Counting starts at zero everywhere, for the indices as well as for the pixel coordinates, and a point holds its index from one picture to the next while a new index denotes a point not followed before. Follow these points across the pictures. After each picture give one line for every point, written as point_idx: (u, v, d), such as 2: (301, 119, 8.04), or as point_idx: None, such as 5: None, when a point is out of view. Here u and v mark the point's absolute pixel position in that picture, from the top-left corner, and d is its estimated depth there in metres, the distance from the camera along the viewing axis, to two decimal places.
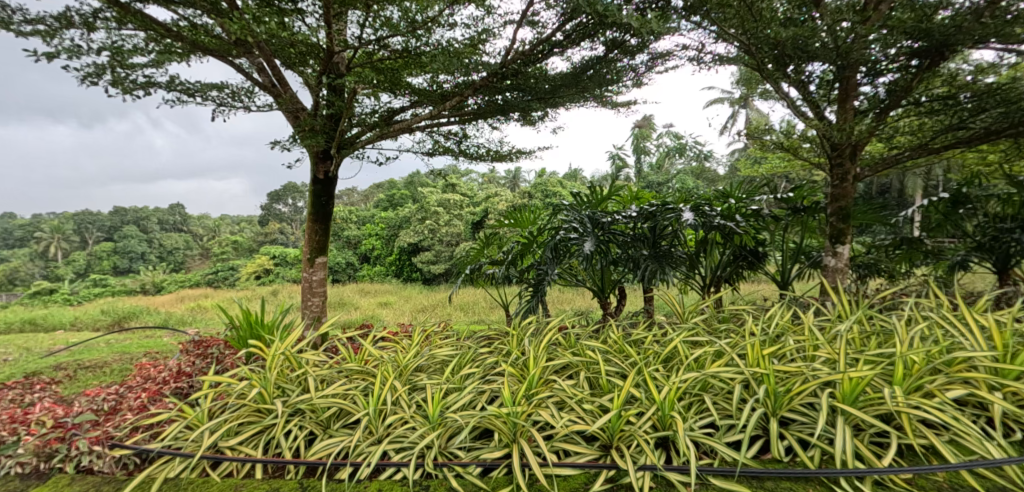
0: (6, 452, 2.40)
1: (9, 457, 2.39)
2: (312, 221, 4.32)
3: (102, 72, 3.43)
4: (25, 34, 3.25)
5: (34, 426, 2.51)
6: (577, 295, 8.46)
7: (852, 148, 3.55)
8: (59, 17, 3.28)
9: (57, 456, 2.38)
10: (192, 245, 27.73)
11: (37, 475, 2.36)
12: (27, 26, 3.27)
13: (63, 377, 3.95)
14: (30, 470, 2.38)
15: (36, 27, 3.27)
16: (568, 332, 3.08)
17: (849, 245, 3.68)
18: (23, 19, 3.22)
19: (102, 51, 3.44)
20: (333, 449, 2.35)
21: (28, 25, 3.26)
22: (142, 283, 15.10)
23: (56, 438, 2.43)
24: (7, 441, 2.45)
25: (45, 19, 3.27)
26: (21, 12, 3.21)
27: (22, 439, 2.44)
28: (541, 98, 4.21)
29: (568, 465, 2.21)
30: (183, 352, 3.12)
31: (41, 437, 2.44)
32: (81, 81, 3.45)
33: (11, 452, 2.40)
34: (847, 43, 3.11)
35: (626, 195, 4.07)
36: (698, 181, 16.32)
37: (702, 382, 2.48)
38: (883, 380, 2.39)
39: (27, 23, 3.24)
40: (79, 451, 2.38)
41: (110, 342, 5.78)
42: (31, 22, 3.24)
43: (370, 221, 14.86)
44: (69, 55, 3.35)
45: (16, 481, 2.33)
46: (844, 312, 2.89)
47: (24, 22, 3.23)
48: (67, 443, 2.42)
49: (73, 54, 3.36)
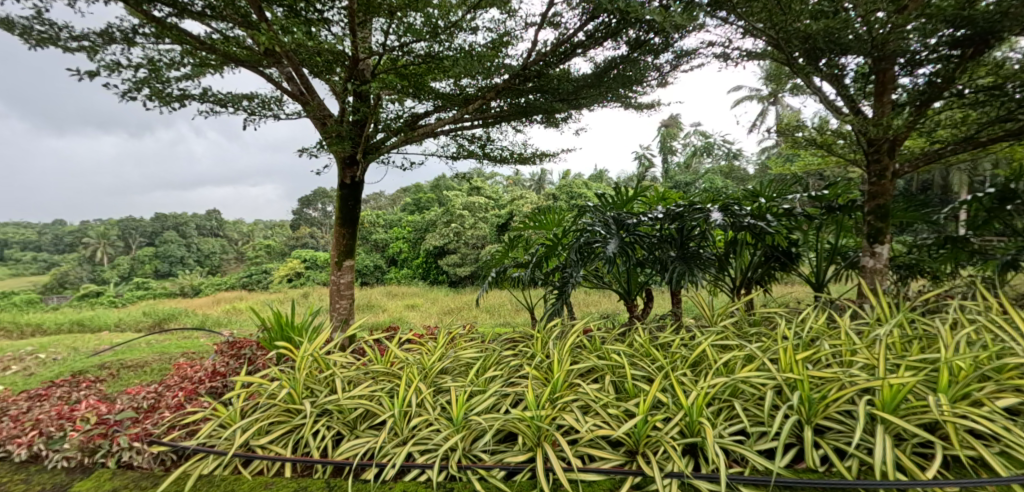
0: (53, 447, 2.47)
1: (56, 451, 2.45)
2: (340, 225, 4.36)
3: (141, 87, 3.49)
4: (71, 50, 3.33)
5: (78, 422, 2.56)
6: (604, 297, 8.36)
7: (890, 143, 3.38)
8: (102, 34, 3.36)
9: (101, 451, 2.42)
10: (228, 251, 28.50)
11: (81, 469, 2.40)
12: (72, 42, 3.36)
13: (107, 376, 4.09)
14: (75, 464, 2.42)
15: (81, 44, 3.35)
16: (594, 336, 3.00)
17: (889, 245, 3.49)
18: (69, 36, 3.31)
19: (141, 67, 3.51)
20: (360, 449, 2.34)
21: (73, 42, 3.34)
22: (181, 286, 15.61)
23: (100, 434, 2.47)
24: (54, 436, 2.50)
25: (89, 35, 3.34)
26: (67, 30, 3.30)
27: (67, 434, 2.49)
28: (564, 99, 4.12)
29: (592, 471, 2.14)
30: (217, 353, 3.20)
31: (86, 433, 2.49)
32: (121, 95, 3.51)
33: (57, 447, 2.46)
34: (882, 34, 2.99)
35: (653, 195, 3.94)
36: (729, 180, 15.93)
37: (732, 388, 2.40)
38: (926, 387, 2.27)
39: (72, 40, 3.32)
40: (121, 447, 2.42)
41: (152, 342, 5.98)
42: (76, 38, 3.33)
43: (398, 224, 14.98)
44: (111, 70, 3.42)
45: (62, 475, 2.37)
46: (884, 316, 2.75)
47: (70, 39, 3.32)
48: (110, 439, 2.46)
49: (115, 69, 3.43)
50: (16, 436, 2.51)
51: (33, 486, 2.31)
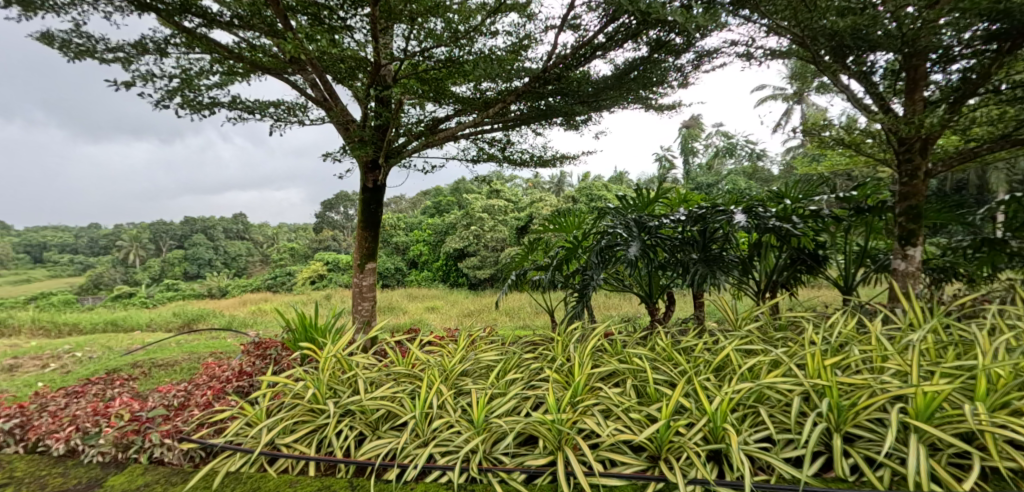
0: (89, 441, 2.50)
1: (91, 446, 2.48)
2: (362, 228, 4.38)
3: (173, 95, 3.56)
4: (106, 62, 3.41)
5: (113, 419, 2.60)
6: (625, 300, 8.28)
7: (923, 142, 3.26)
8: (136, 45, 3.43)
9: (134, 447, 2.45)
10: (254, 253, 28.95)
11: (116, 464, 2.42)
12: (108, 54, 3.43)
13: (140, 374, 4.18)
14: (110, 459, 2.45)
15: (116, 55, 3.43)
16: (615, 339, 2.95)
17: (922, 247, 3.38)
18: (105, 48, 3.39)
19: (174, 76, 3.58)
20: (382, 450, 2.33)
21: (109, 54, 3.42)
22: (209, 288, 15.91)
23: (133, 431, 2.51)
24: (91, 432, 2.54)
25: (123, 47, 3.42)
26: (103, 42, 3.38)
27: (103, 430, 2.53)
28: (585, 101, 4.07)
29: (614, 476, 2.10)
30: (243, 353, 3.24)
31: (120, 429, 2.53)
32: (154, 104, 3.58)
33: (93, 442, 2.49)
34: (913, 29, 2.88)
35: (675, 197, 3.86)
36: (752, 181, 15.67)
37: (757, 394, 2.33)
38: (963, 395, 2.18)
39: (108, 52, 3.40)
40: (152, 443, 2.45)
41: (181, 342, 6.09)
42: (112, 50, 3.40)
43: (418, 226, 15.06)
44: (144, 80, 3.49)
45: (97, 469, 2.40)
46: (917, 321, 2.65)
47: (106, 51, 3.39)
48: (142, 435, 2.50)
49: (148, 78, 3.50)
50: (55, 431, 2.56)
51: (71, 480, 2.34)
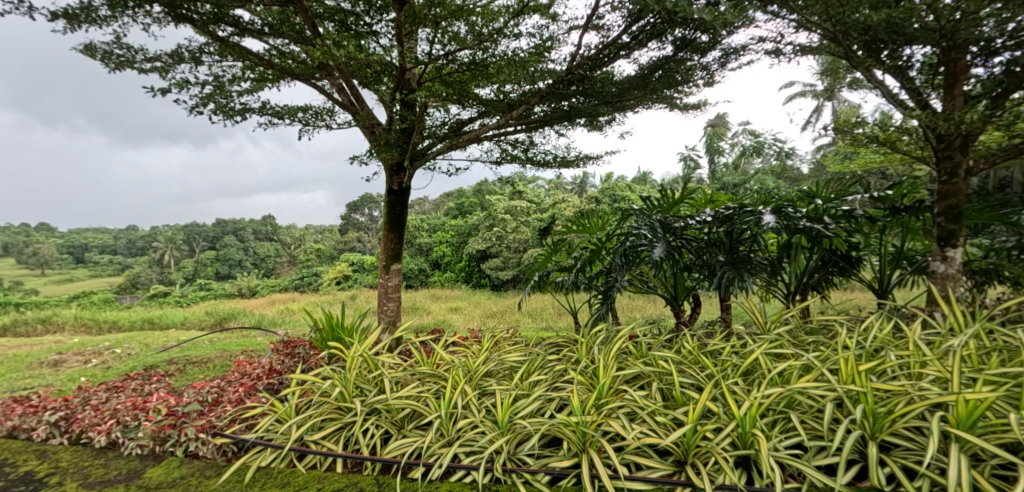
0: (129, 434, 2.53)
1: (131, 439, 2.51)
2: (388, 230, 4.40)
3: (207, 102, 3.62)
4: (145, 71, 3.49)
5: (151, 413, 2.64)
6: (650, 301, 8.17)
7: (963, 139, 3.15)
8: (173, 54, 3.51)
9: (170, 441, 2.47)
10: (281, 254, 29.43)
11: (153, 457, 2.45)
12: (146, 64, 3.51)
13: (174, 371, 4.27)
14: (148, 452, 2.47)
15: (154, 65, 3.50)
16: (640, 341, 2.90)
17: (962, 249, 3.25)
18: (143, 58, 3.47)
19: (208, 84, 3.64)
20: (407, 448, 2.32)
21: (147, 63, 3.50)
22: (239, 288, 16.24)
23: (169, 425, 2.54)
24: (131, 425, 2.58)
25: (161, 57, 3.50)
26: (142, 52, 3.46)
27: (141, 424, 2.57)
28: (608, 102, 4.02)
29: (639, 480, 2.05)
30: (273, 352, 3.27)
31: (157, 423, 2.57)
32: (189, 111, 3.66)
33: (132, 435, 2.52)
34: (953, 21, 2.78)
35: (701, 197, 3.79)
36: (780, 181, 15.36)
37: (788, 399, 2.26)
38: (1007, 404, 2.08)
39: (146, 61, 3.48)
40: (187, 438, 2.47)
41: (212, 340, 6.21)
42: (150, 60, 3.48)
43: (441, 227, 15.12)
44: (180, 88, 3.56)
45: (135, 461, 2.42)
46: (957, 326, 2.54)
47: (144, 60, 3.47)
48: (178, 429, 2.52)
49: (184, 86, 3.57)
50: (97, 424, 2.62)
51: (112, 470, 2.37)
